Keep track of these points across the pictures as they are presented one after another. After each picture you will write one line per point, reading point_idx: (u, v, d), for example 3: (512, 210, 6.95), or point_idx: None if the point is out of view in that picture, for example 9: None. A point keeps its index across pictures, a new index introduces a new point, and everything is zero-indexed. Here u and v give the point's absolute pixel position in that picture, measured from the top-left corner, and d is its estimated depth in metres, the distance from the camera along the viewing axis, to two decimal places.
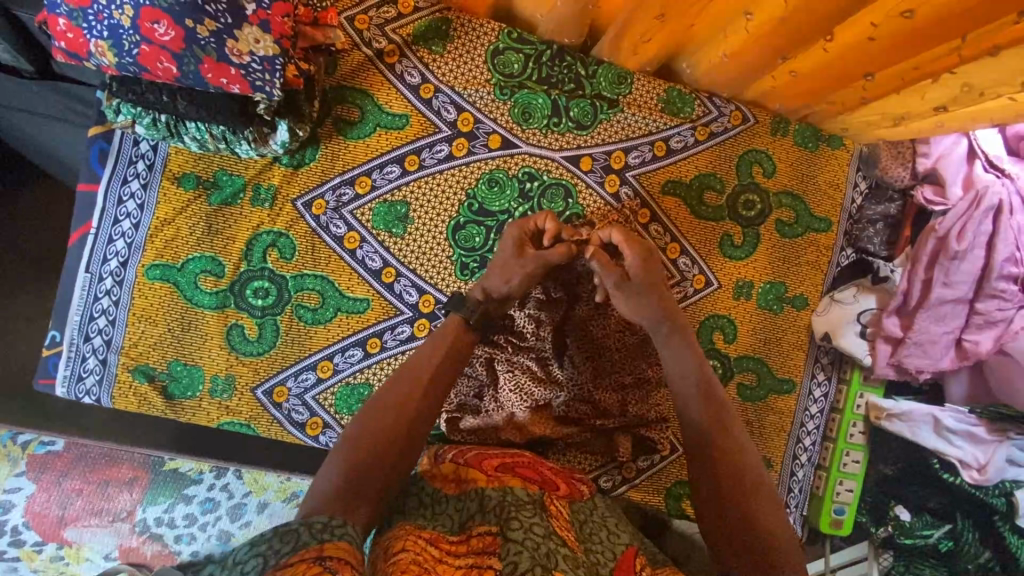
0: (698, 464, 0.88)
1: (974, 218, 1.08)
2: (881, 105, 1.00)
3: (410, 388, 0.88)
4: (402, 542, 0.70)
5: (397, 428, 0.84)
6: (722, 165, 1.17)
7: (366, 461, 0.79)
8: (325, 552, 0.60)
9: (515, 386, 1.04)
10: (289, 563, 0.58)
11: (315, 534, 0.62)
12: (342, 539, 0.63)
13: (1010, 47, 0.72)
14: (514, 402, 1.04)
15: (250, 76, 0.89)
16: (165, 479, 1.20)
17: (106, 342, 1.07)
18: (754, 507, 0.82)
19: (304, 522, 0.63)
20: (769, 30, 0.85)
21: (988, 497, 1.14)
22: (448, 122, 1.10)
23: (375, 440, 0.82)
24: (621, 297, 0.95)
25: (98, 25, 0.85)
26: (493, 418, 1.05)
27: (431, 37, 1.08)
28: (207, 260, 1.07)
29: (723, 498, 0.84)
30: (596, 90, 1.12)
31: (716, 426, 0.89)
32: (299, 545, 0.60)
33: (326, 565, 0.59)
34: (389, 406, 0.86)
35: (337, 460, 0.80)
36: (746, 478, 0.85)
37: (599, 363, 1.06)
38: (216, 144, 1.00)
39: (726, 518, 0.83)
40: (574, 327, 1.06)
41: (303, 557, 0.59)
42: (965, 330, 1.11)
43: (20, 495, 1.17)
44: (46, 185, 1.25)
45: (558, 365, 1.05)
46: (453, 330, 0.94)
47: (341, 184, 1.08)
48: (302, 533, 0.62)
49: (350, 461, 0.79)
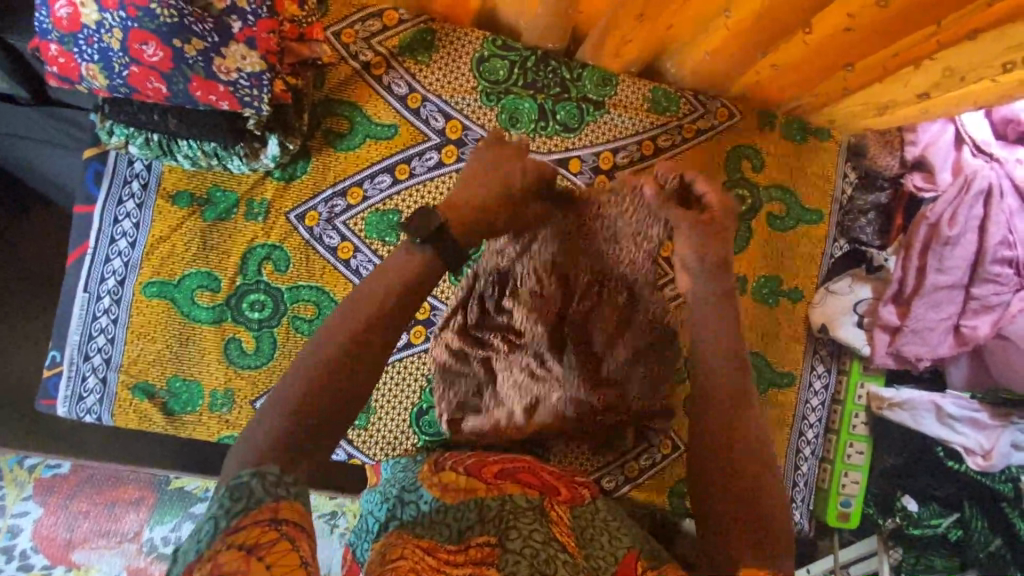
0: (706, 459, 0.70)
1: (965, 203, 1.10)
2: (864, 96, 1.02)
3: (371, 314, 0.72)
4: (401, 549, 0.69)
5: (348, 368, 0.68)
6: (710, 161, 1.17)
7: (317, 404, 0.66)
8: (281, 515, 0.56)
9: (514, 384, 0.99)
10: (241, 526, 0.54)
11: (270, 489, 0.58)
12: (298, 501, 0.59)
13: (988, 29, 0.75)
14: (513, 399, 1.00)
15: (239, 93, 0.91)
16: (170, 498, 1.24)
17: (105, 360, 1.08)
18: (765, 510, 0.66)
19: (256, 474, 0.58)
20: (749, 26, 0.87)
21: (995, 483, 1.17)
22: (437, 130, 1.11)
23: (325, 378, 0.67)
24: (686, 233, 0.82)
25: (88, 49, 0.86)
26: (494, 416, 1.02)
27: (416, 48, 1.09)
28: (204, 275, 1.08)
29: (729, 499, 0.67)
30: (582, 92, 1.13)
31: (730, 407, 0.72)
32: (253, 503, 0.56)
33: (281, 530, 0.55)
34: (341, 340, 0.69)
35: (276, 407, 0.64)
36: (770, 490, 0.68)
37: (601, 359, 1.00)
38: (208, 161, 1.02)
39: (725, 526, 0.65)
40: (576, 324, 0.98)
41: (257, 518, 0.55)
42: (962, 315, 1.11)
43: (27, 519, 1.20)
44: (29, 210, 1.24)
45: (558, 361, 0.98)
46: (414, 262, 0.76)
47: (333, 196, 1.10)
48: (255, 488, 0.57)
49: (292, 411, 0.64)
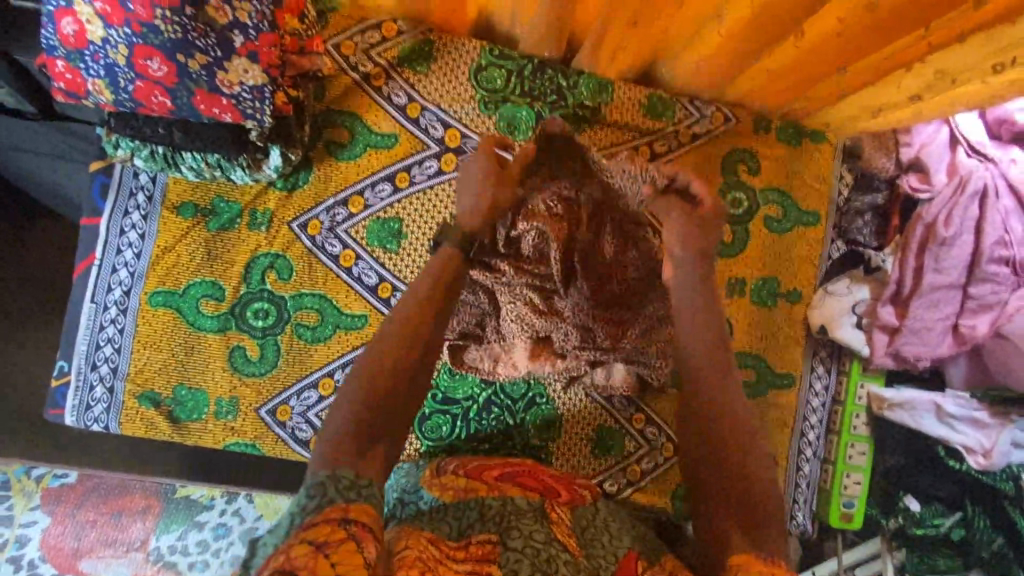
0: (706, 467, 0.77)
1: (960, 204, 1.11)
2: (857, 99, 1.03)
3: (413, 314, 0.82)
4: (405, 540, 0.70)
5: (401, 366, 0.78)
6: (706, 165, 1.18)
7: (380, 399, 0.74)
8: (351, 515, 0.60)
9: (517, 317, 1.03)
10: (313, 523, 0.59)
11: (342, 492, 0.63)
12: (366, 501, 0.63)
13: (978, 32, 0.76)
14: (516, 332, 1.04)
15: (241, 105, 0.94)
16: (177, 506, 1.25)
17: (112, 369, 1.10)
18: (761, 501, 0.73)
19: (332, 476, 0.64)
20: (741, 30, 0.88)
21: (995, 482, 1.18)
22: (436, 138, 1.12)
23: (382, 376, 0.76)
24: (677, 223, 0.93)
25: (94, 65, 0.89)
26: (495, 347, 1.07)
27: (415, 59, 1.11)
28: (208, 284, 1.10)
29: (727, 500, 0.74)
30: (578, 99, 1.14)
31: (720, 414, 0.80)
32: (325, 502, 0.61)
33: (350, 529, 0.59)
34: (392, 344, 0.79)
35: (342, 407, 0.73)
36: (765, 496, 0.74)
37: (604, 291, 1.01)
38: (212, 172, 1.03)
39: (723, 520, 0.73)
40: (583, 255, 0.98)
41: (328, 518, 0.59)
42: (960, 315, 1.12)
43: (35, 528, 1.22)
44: (32, 222, 1.26)
45: (560, 296, 1.01)
46: (441, 262, 0.88)
47: (334, 205, 1.11)
48: (330, 489, 0.63)
49: (357, 406, 0.73)
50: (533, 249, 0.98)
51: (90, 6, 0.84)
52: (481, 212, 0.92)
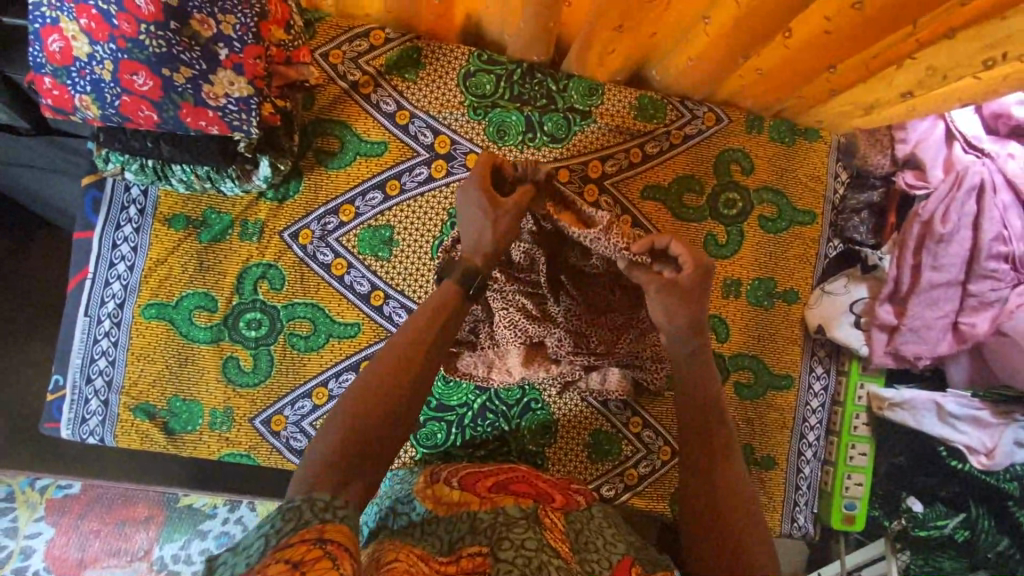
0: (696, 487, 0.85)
1: (957, 200, 1.09)
2: (848, 96, 1.02)
3: (410, 344, 0.82)
4: (394, 553, 0.71)
5: (394, 396, 0.78)
6: (699, 166, 1.17)
7: (367, 428, 0.75)
8: (326, 535, 0.60)
9: (510, 323, 1.01)
10: (289, 543, 0.59)
11: (318, 511, 0.63)
12: (343, 523, 0.63)
13: (966, 27, 0.75)
14: (509, 337, 1.02)
15: (228, 117, 0.94)
16: (179, 515, 1.25)
17: (107, 382, 1.10)
18: (745, 527, 0.80)
19: (307, 498, 0.64)
20: (727, 31, 0.88)
21: (1000, 483, 1.15)
22: (426, 145, 1.12)
23: (375, 406, 0.77)
24: (658, 300, 0.86)
25: (81, 81, 0.89)
26: (489, 354, 1.07)
27: (404, 66, 1.11)
28: (201, 296, 1.10)
29: (717, 525, 0.80)
30: (568, 103, 1.14)
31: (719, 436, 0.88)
32: (300, 524, 0.61)
33: (325, 547, 0.58)
34: (387, 373, 0.79)
35: (331, 434, 0.75)
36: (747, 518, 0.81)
37: (597, 299, 1.00)
38: (202, 184, 1.04)
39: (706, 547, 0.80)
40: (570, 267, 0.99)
41: (304, 538, 0.59)
42: (960, 312, 1.11)
43: (40, 539, 1.22)
44: (30, 235, 1.27)
45: (553, 302, 1.00)
46: (441, 291, 0.86)
47: (325, 214, 1.11)
48: (305, 512, 0.62)
49: (344, 434, 0.74)
50: (523, 257, 0.97)
51: (75, 23, 0.85)
52: (477, 235, 0.87)
